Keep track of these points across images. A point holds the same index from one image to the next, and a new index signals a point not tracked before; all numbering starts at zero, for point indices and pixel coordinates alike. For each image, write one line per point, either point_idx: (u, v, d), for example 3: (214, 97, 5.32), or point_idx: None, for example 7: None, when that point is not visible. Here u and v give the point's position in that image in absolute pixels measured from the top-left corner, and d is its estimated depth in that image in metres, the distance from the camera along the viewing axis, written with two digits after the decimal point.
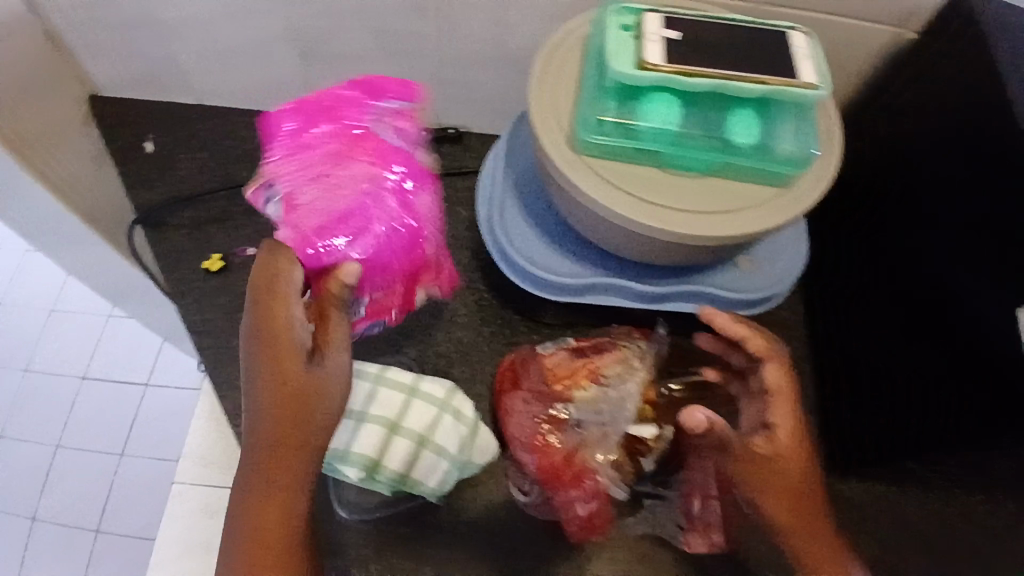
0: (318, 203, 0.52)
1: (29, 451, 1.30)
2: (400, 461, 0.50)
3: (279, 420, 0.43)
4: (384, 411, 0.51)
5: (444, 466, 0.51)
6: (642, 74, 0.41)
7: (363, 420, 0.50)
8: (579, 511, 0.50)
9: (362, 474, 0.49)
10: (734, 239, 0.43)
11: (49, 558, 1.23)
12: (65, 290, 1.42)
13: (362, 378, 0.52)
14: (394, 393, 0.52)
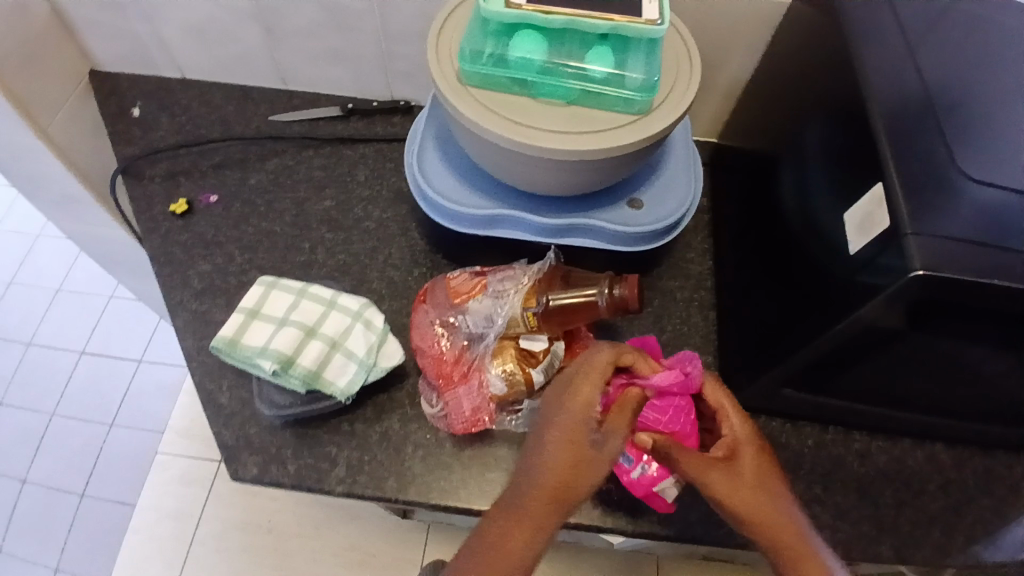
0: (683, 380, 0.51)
1: (28, 417, 1.40)
2: (313, 358, 0.56)
3: (561, 428, 0.46)
4: (305, 320, 0.58)
5: (353, 367, 0.57)
6: (506, 11, 0.49)
7: (284, 324, 0.57)
8: (466, 406, 0.58)
9: (277, 368, 0.55)
10: (588, 155, 0.49)
11: (36, 517, 1.31)
12: (75, 270, 1.54)
13: (288, 292, 0.60)
14: (317, 306, 0.59)
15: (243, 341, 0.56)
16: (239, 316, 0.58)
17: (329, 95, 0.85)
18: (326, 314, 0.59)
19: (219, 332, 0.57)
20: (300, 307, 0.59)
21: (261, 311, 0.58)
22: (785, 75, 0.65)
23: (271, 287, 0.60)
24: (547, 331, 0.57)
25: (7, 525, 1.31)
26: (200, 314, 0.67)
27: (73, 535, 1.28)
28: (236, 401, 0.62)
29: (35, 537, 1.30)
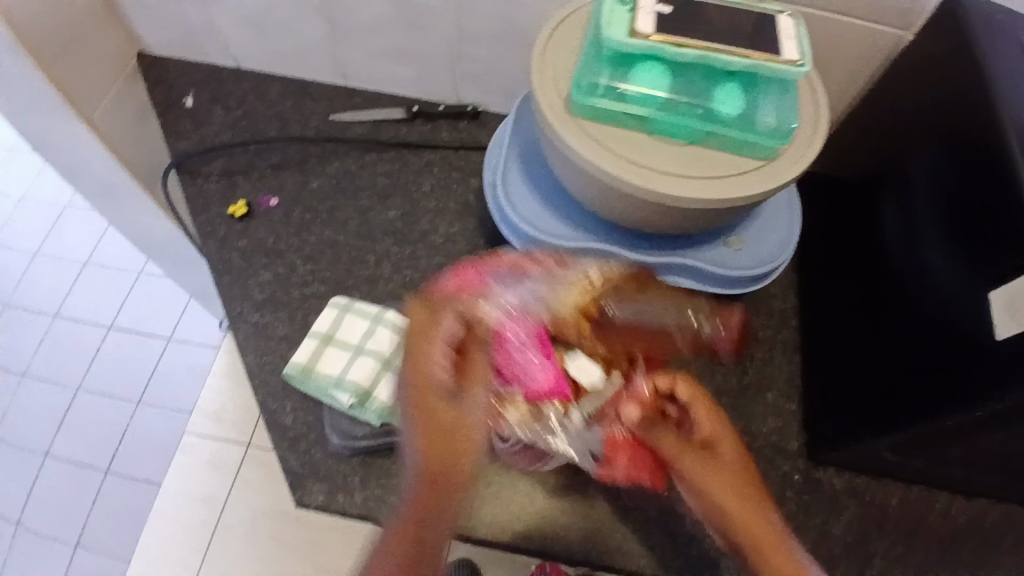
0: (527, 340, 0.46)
1: (52, 393, 1.38)
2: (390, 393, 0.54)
3: (430, 400, 0.44)
4: (378, 348, 0.55)
5: None
6: (633, 41, 0.45)
7: (360, 352, 0.55)
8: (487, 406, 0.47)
9: (354, 402, 0.53)
10: (709, 203, 0.46)
11: (61, 495, 1.30)
12: (102, 244, 1.51)
13: (363, 317, 0.57)
14: (390, 333, 0.56)
15: (319, 370, 0.54)
16: (310, 341, 0.55)
17: (392, 95, 0.81)
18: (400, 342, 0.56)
19: (294, 358, 0.54)
20: (374, 333, 0.56)
21: (335, 336, 0.56)
22: (895, 108, 0.61)
23: (344, 308, 0.57)
24: (596, 346, 0.49)
25: (30, 500, 1.31)
26: (262, 327, 0.64)
27: (98, 514, 1.28)
28: (300, 425, 0.59)
29: (58, 514, 1.29)
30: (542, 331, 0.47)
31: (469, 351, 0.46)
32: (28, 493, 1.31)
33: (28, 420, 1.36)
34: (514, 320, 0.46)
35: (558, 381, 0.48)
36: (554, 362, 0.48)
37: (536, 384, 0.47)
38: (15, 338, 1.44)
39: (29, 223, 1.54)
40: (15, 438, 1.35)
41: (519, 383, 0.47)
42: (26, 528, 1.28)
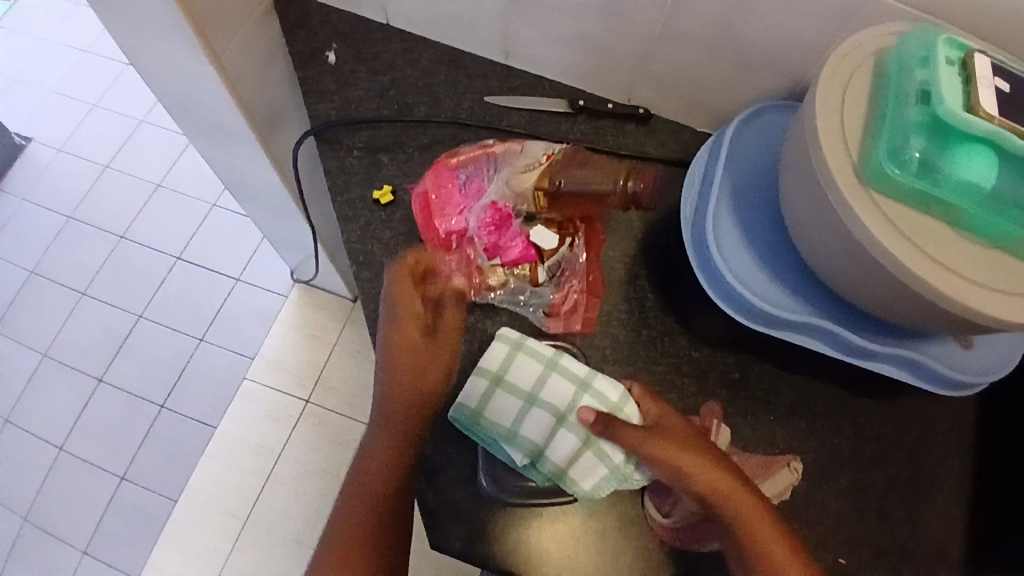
0: (486, 216, 0.59)
1: (114, 314, 1.35)
2: (563, 453, 0.51)
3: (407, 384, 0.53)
4: (553, 402, 0.52)
5: (605, 472, 0.51)
6: (973, 120, 0.37)
7: (533, 404, 0.52)
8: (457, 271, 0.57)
9: (526, 460, 0.51)
10: (1014, 327, 0.38)
11: (113, 420, 1.28)
12: (177, 167, 1.45)
13: (536, 360, 0.53)
14: (564, 385, 0.52)
15: (488, 417, 0.52)
16: (479, 383, 0.53)
17: (554, 83, 0.72)
18: (575, 399, 0.52)
19: (462, 399, 0.53)
20: (548, 384, 0.52)
21: (505, 377, 0.53)
22: None
23: (515, 347, 0.54)
24: (553, 218, 0.61)
25: (79, 421, 1.29)
26: None
27: (149, 446, 1.26)
28: (438, 454, 0.55)
29: (107, 440, 1.27)
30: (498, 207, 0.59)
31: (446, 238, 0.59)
32: (80, 414, 1.29)
33: (87, 341, 1.33)
34: (483, 209, 0.59)
35: (525, 251, 0.58)
36: (524, 236, 0.59)
37: (513, 252, 0.58)
38: (80, 252, 1.40)
39: (104, 133, 1.48)
40: (71, 355, 1.32)
41: (500, 254, 0.58)
42: (74, 448, 1.27)
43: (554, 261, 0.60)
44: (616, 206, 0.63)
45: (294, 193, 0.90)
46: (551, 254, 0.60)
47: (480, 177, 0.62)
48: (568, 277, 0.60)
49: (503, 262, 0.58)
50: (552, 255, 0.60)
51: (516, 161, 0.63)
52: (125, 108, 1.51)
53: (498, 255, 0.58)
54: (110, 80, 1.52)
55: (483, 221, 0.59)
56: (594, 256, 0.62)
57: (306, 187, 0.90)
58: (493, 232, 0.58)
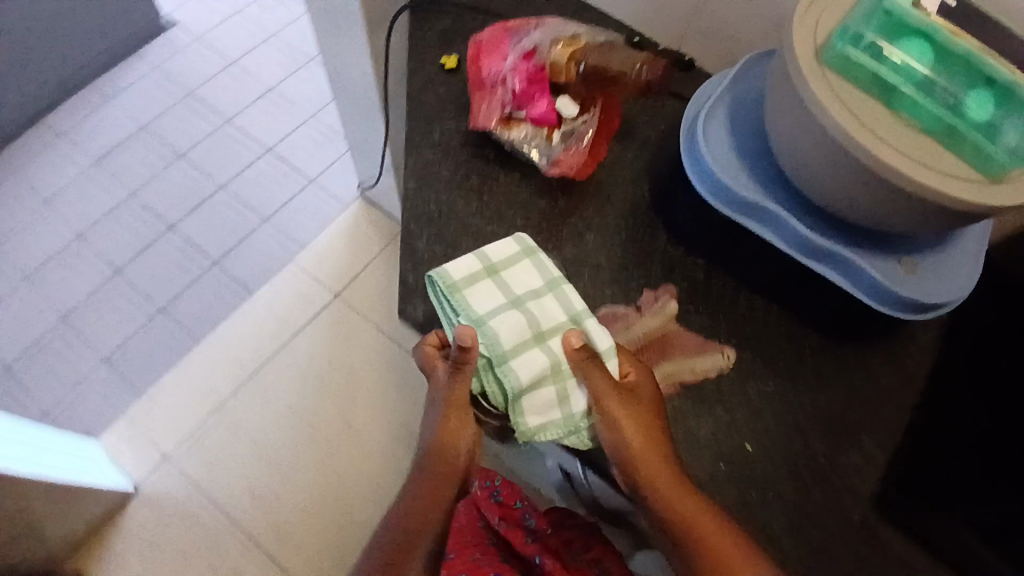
0: (525, 74, 0.68)
1: (200, 178, 1.52)
2: (529, 364, 0.58)
3: (443, 454, 0.59)
4: (538, 319, 0.60)
5: (559, 410, 0.58)
6: (914, 14, 0.48)
7: (516, 307, 0.60)
8: (493, 112, 0.68)
9: (493, 350, 0.58)
10: (922, 191, 0.45)
11: (168, 262, 1.43)
12: (292, 78, 1.65)
13: (540, 276, 0.62)
14: (554, 312, 0.61)
15: (470, 298, 0.59)
16: (477, 271, 0.61)
17: (618, 23, 0.83)
18: (559, 323, 0.60)
19: (450, 271, 0.60)
20: (542, 305, 0.61)
21: (500, 275, 0.62)
22: None
23: (526, 255, 0.63)
24: (577, 94, 0.69)
25: (140, 255, 1.44)
26: (428, 161, 0.70)
27: (190, 292, 1.40)
28: (428, 254, 0.65)
29: (157, 277, 1.42)
30: (536, 65, 0.68)
31: (488, 85, 0.69)
32: (142, 250, 1.45)
33: (170, 193, 1.51)
34: (523, 67, 0.68)
35: (548, 113, 0.67)
36: (551, 100, 0.68)
37: (538, 110, 0.67)
38: (189, 122, 1.59)
39: (243, 36, 1.71)
40: (152, 200, 1.50)
41: (526, 108, 0.68)
42: (128, 275, 1.42)
43: (569, 128, 0.69)
44: (627, 91, 0.70)
45: (380, 86, 1.04)
46: (569, 121, 0.68)
47: (528, 42, 0.70)
48: (577, 144, 0.69)
49: (526, 117, 0.68)
50: (569, 122, 0.68)
51: (561, 37, 0.70)
52: (268, 24, 1.74)
53: (526, 110, 0.68)
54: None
55: (521, 78, 0.68)
56: (606, 146, 0.71)
57: (391, 85, 1.04)
58: (527, 90, 0.68)
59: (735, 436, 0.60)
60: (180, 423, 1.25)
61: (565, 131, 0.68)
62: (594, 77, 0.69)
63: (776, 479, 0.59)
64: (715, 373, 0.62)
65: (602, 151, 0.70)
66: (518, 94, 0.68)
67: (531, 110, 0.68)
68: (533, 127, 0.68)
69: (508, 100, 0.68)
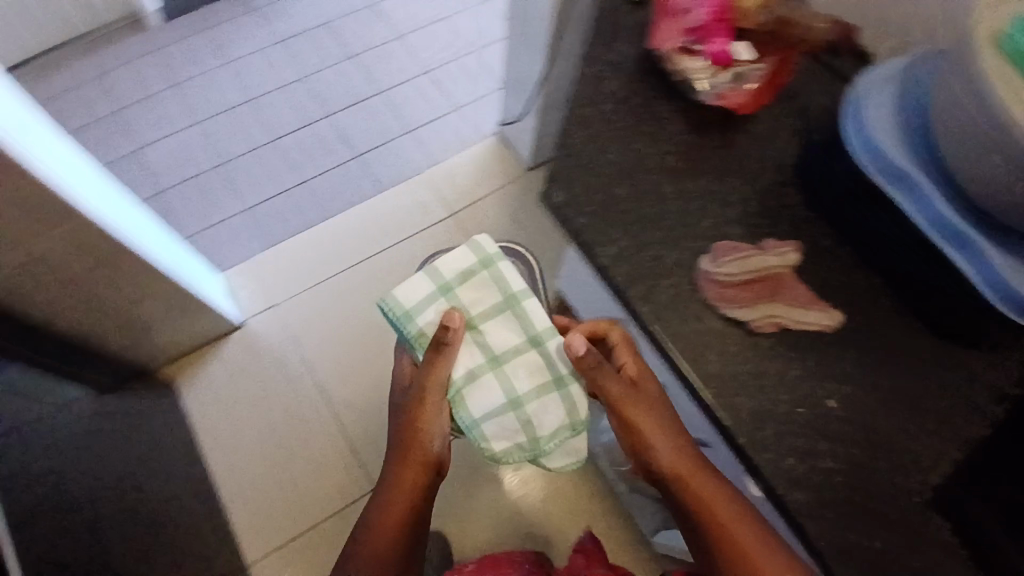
0: (710, 12, 0.72)
1: (362, 80, 1.66)
2: (496, 386, 0.71)
3: (410, 448, 0.78)
4: (493, 347, 0.71)
5: (535, 414, 0.71)
6: None
7: (477, 337, 0.71)
8: (673, 38, 0.72)
9: (464, 382, 0.72)
10: None
11: (318, 144, 1.58)
12: (466, 12, 1.76)
13: (497, 291, 0.71)
14: (506, 332, 0.71)
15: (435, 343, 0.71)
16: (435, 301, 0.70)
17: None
18: (510, 350, 0.70)
19: (417, 318, 0.70)
20: (495, 328, 0.70)
21: (461, 305, 0.71)
22: None
23: (482, 265, 0.71)
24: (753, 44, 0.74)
25: (295, 131, 1.60)
26: (597, 72, 0.74)
27: (331, 175, 1.55)
28: (578, 151, 0.70)
29: (305, 154, 1.57)
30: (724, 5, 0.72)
31: (676, 11, 0.72)
32: (298, 128, 1.60)
33: (334, 86, 1.65)
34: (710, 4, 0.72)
35: (724, 51, 0.71)
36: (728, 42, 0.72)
37: (716, 47, 0.71)
38: (366, 28, 1.73)
39: None
40: (318, 88, 1.65)
41: (705, 44, 0.72)
42: (281, 146, 1.58)
43: (740, 70, 0.72)
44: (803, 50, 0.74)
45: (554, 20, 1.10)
46: (741, 65, 0.72)
47: None
48: (746, 85, 0.71)
49: (704, 50, 0.71)
50: (742, 64, 0.72)
51: None
52: None
53: (703, 45, 0.72)
54: None
55: (706, 13, 0.71)
56: (768, 100, 0.73)
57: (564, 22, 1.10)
58: (710, 28, 0.72)
59: (819, 389, 0.62)
60: (297, 280, 1.44)
61: (736, 71, 0.71)
62: (770, 33, 0.73)
63: (849, 441, 0.61)
64: (817, 328, 0.64)
65: (765, 100, 0.73)
66: (699, 31, 0.72)
67: (709, 46, 0.71)
68: (708, 60, 0.71)
69: (689, 32, 0.72)
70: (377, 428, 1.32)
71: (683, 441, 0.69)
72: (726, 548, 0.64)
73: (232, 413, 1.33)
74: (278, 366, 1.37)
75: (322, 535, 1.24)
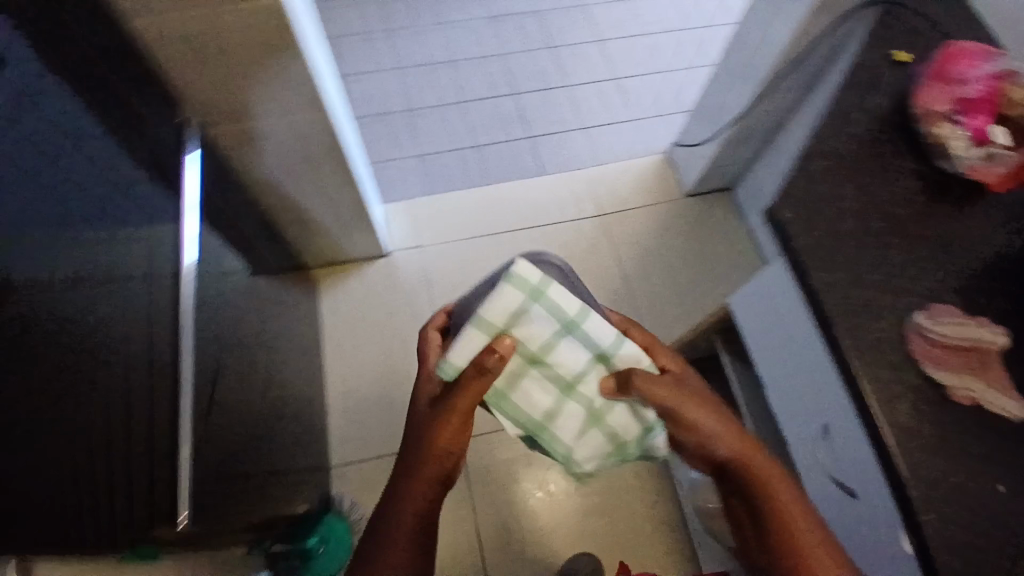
0: (976, 93, 0.77)
1: (555, 69, 1.74)
2: (580, 398, 0.71)
3: (425, 466, 0.75)
4: (564, 375, 0.69)
5: (622, 410, 0.74)
6: None
7: (546, 369, 0.68)
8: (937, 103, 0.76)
9: (547, 410, 0.71)
10: None
11: (498, 115, 1.68)
12: (668, 35, 1.82)
13: (555, 320, 0.64)
14: (568, 357, 0.67)
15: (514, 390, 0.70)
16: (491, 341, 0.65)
17: None
18: (566, 376, 0.69)
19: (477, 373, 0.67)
20: (563, 358, 0.67)
21: (525, 347, 0.66)
22: None
23: (532, 298, 0.62)
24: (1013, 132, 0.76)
25: (482, 98, 1.70)
26: (846, 114, 0.77)
27: (501, 146, 1.64)
28: (810, 180, 0.73)
29: (484, 121, 1.67)
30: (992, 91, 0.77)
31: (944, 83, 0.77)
32: (485, 96, 1.70)
33: (527, 67, 1.75)
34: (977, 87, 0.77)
35: (981, 129, 0.75)
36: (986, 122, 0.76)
37: (974, 122, 0.75)
38: (571, 24, 1.82)
39: None
40: (513, 65, 1.75)
41: (965, 117, 0.75)
42: (466, 107, 1.68)
43: (994, 150, 0.74)
44: None
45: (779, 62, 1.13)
46: (996, 145, 0.74)
47: (992, 71, 0.78)
48: (995, 165, 0.73)
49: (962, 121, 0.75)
50: (997, 145, 0.74)
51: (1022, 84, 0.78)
52: None
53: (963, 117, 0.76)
54: None
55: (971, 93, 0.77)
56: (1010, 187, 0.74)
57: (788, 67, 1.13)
58: (972, 105, 0.76)
59: (994, 473, 0.62)
60: (445, 231, 1.53)
61: (990, 150, 0.74)
62: None
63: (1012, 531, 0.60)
64: (1010, 415, 0.64)
65: (1010, 185, 0.74)
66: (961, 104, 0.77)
67: (968, 119, 0.75)
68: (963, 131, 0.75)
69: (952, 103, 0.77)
70: None
71: (738, 436, 0.74)
72: (787, 539, 0.71)
73: (359, 332, 1.44)
74: (407, 304, 1.46)
75: None
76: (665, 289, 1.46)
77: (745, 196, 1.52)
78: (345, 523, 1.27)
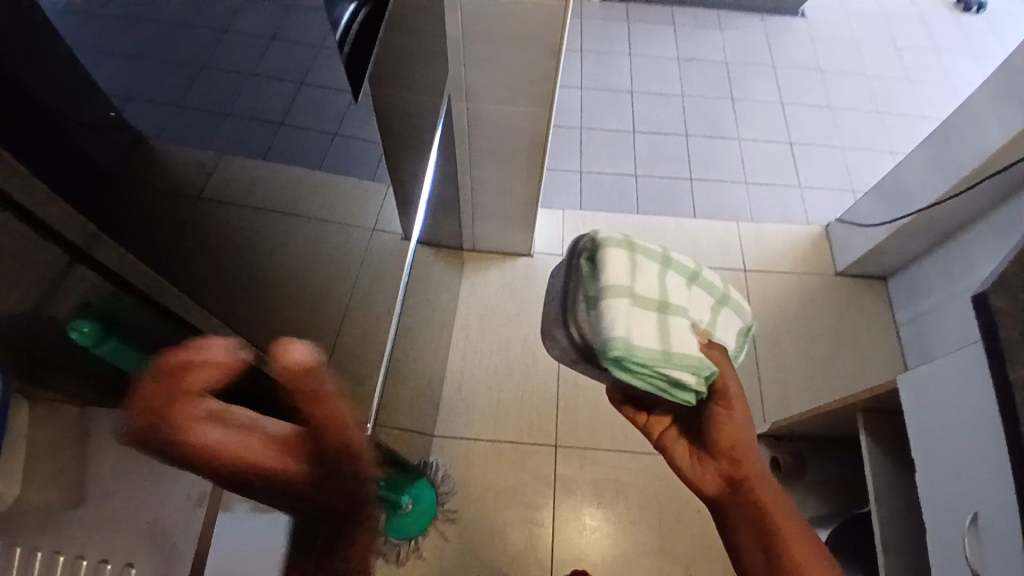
0: None
1: (729, 123, 1.82)
2: (716, 317, 0.59)
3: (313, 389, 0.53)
4: (690, 307, 0.57)
5: (738, 322, 0.62)
6: None
7: (673, 309, 0.55)
8: None
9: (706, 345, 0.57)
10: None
11: (665, 153, 1.75)
12: (849, 119, 1.85)
13: (653, 264, 0.56)
14: (682, 294, 0.57)
15: (676, 346, 0.54)
16: (635, 306, 0.54)
17: None
18: (689, 307, 0.57)
19: (614, 330, 0.52)
20: (673, 285, 0.57)
21: (638, 292, 0.54)
22: None
23: (624, 248, 0.56)
24: None
25: (654, 133, 1.79)
26: None
27: (661, 181, 1.70)
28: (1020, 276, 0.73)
29: (651, 154, 1.75)
30: None
31: None
32: (657, 132, 1.79)
33: (702, 116, 1.83)
34: None
35: None
36: None
37: None
38: (754, 86, 1.90)
39: (840, 70, 1.96)
40: (689, 112, 1.83)
41: None
42: (636, 138, 1.78)
43: None
44: None
45: (979, 163, 1.12)
46: None
47: None
48: None
49: None
50: None
51: None
52: (863, 75, 1.97)
53: None
54: (874, 60, 2.00)
55: None
56: None
57: (987, 170, 1.12)
58: None
59: None
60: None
61: None
62: None
63: None
64: None
65: None
66: None
67: None
68: None
69: None
70: (589, 399, 1.42)
71: (756, 450, 0.66)
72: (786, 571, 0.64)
73: (490, 315, 1.52)
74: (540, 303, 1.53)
75: (499, 452, 1.36)
76: (796, 359, 1.43)
77: (902, 289, 1.47)
78: (434, 490, 1.28)
